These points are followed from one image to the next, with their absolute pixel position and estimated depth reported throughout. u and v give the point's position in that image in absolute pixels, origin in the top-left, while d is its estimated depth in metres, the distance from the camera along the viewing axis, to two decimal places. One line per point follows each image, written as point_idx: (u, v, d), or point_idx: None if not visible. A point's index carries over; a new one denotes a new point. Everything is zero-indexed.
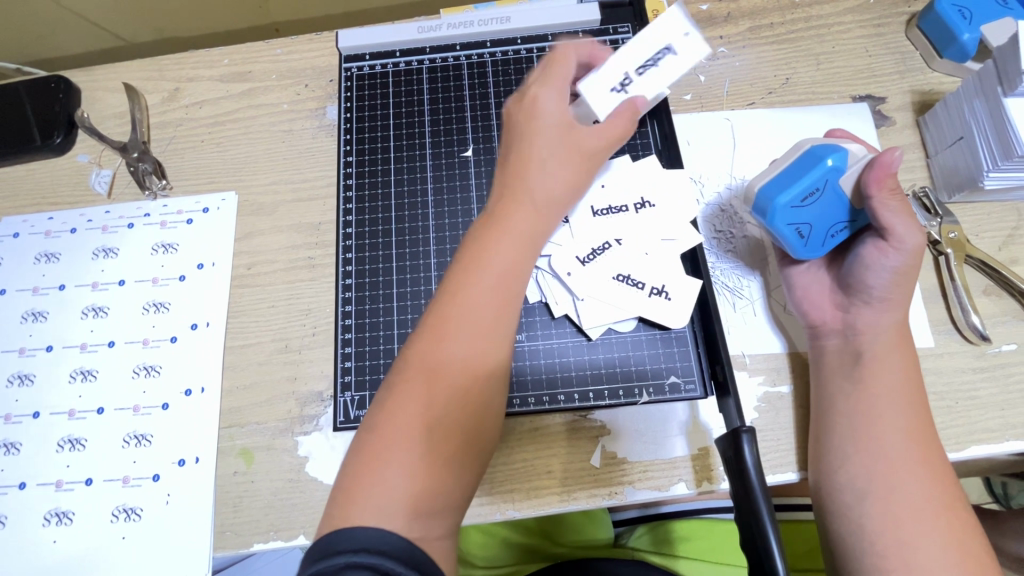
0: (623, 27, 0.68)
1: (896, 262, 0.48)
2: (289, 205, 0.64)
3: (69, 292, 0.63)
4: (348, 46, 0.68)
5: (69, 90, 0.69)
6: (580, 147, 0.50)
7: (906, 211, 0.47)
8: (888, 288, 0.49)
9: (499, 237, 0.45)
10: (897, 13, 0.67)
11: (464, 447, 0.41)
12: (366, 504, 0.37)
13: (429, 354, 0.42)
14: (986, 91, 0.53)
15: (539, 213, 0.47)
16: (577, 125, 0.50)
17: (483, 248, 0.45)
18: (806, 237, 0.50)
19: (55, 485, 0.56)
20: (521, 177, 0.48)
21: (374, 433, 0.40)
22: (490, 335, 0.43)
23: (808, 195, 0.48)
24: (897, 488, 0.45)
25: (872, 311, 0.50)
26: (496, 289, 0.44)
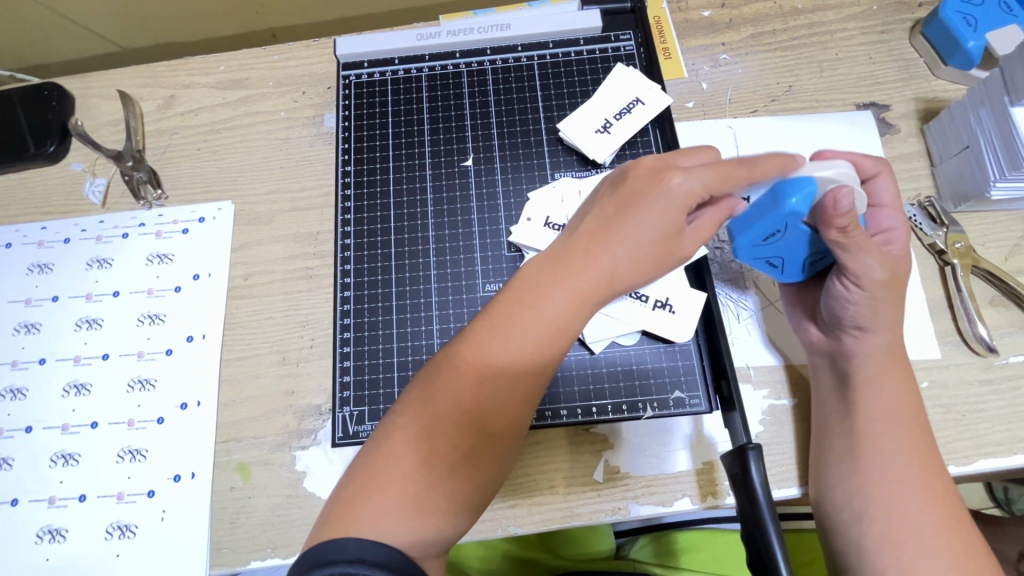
0: (625, 35, 0.67)
1: (861, 297, 0.46)
2: (286, 214, 0.63)
3: (62, 304, 0.62)
4: (347, 54, 0.67)
5: (63, 97, 0.68)
6: (670, 250, 0.42)
7: (868, 246, 0.44)
8: (859, 319, 0.47)
9: (554, 287, 0.41)
10: (900, 20, 0.67)
11: (471, 471, 0.40)
12: (367, 506, 0.38)
13: (456, 372, 0.40)
14: (992, 100, 0.53)
15: (607, 286, 0.41)
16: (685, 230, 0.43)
17: (541, 291, 0.41)
18: (779, 265, 0.50)
19: (47, 502, 0.55)
20: (606, 241, 0.42)
21: (387, 434, 0.40)
22: (526, 377, 0.41)
23: (771, 235, 0.46)
24: (899, 508, 0.44)
25: (851, 338, 0.48)
26: (541, 338, 0.41)
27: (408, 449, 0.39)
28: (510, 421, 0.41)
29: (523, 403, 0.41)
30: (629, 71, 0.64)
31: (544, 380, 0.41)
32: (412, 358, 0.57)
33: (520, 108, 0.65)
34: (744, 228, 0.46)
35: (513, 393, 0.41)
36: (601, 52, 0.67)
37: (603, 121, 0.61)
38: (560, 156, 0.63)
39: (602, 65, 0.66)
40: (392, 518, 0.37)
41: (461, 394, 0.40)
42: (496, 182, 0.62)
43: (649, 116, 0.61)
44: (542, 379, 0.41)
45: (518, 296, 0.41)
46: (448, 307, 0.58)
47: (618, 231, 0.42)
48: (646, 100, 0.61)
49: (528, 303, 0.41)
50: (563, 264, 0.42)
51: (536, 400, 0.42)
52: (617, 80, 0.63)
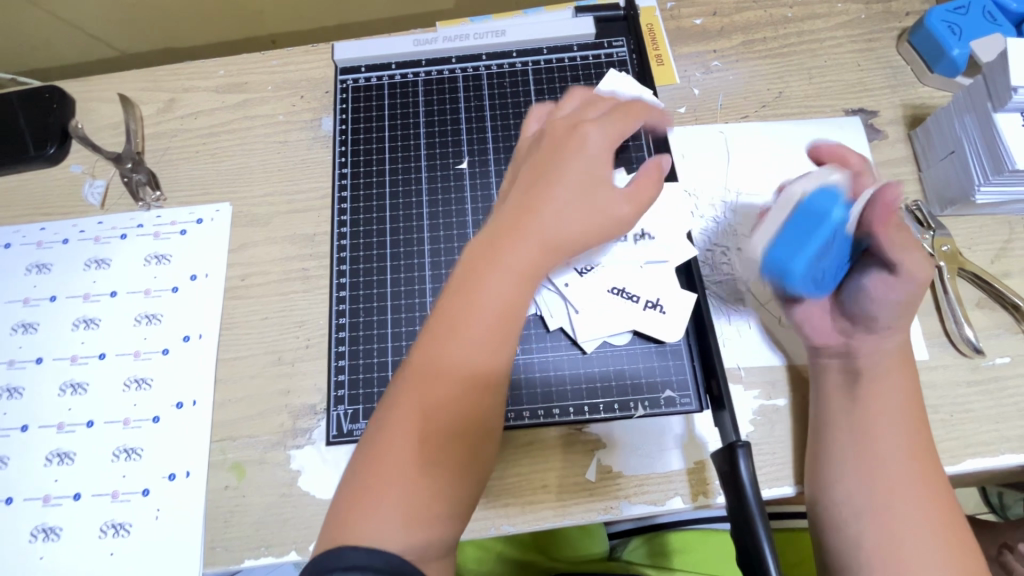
0: (618, 41, 0.68)
1: (898, 293, 0.48)
2: (283, 216, 0.64)
3: (60, 303, 0.62)
4: (345, 59, 0.68)
5: (65, 102, 0.69)
6: (597, 203, 0.46)
7: (909, 243, 0.48)
8: (893, 317, 0.49)
9: (498, 266, 0.42)
10: (888, 29, 0.68)
11: (459, 472, 0.40)
12: (368, 509, 0.38)
13: (425, 366, 0.41)
14: (976, 106, 0.54)
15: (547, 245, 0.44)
16: (604, 181, 0.47)
17: (487, 275, 0.42)
18: (818, 283, 0.50)
19: (42, 500, 0.55)
20: (537, 208, 0.45)
21: (378, 436, 0.40)
22: (491, 371, 0.41)
23: (823, 250, 0.48)
24: (898, 506, 0.44)
25: (875, 336, 0.50)
26: (495, 320, 0.42)
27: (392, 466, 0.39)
28: (485, 415, 0.42)
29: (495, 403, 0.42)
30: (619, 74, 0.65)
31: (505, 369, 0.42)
32: (407, 358, 0.58)
33: (514, 112, 0.66)
34: (791, 251, 0.48)
35: (482, 384, 0.41)
36: (595, 58, 0.68)
37: None
38: None
39: (595, 71, 0.67)
40: (390, 525, 0.37)
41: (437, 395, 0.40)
42: (491, 185, 0.63)
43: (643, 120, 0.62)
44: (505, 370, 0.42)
45: (469, 274, 0.43)
46: None
47: (549, 182, 0.46)
48: None
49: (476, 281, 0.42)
50: (506, 239, 0.44)
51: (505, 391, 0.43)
52: (610, 85, 0.64)
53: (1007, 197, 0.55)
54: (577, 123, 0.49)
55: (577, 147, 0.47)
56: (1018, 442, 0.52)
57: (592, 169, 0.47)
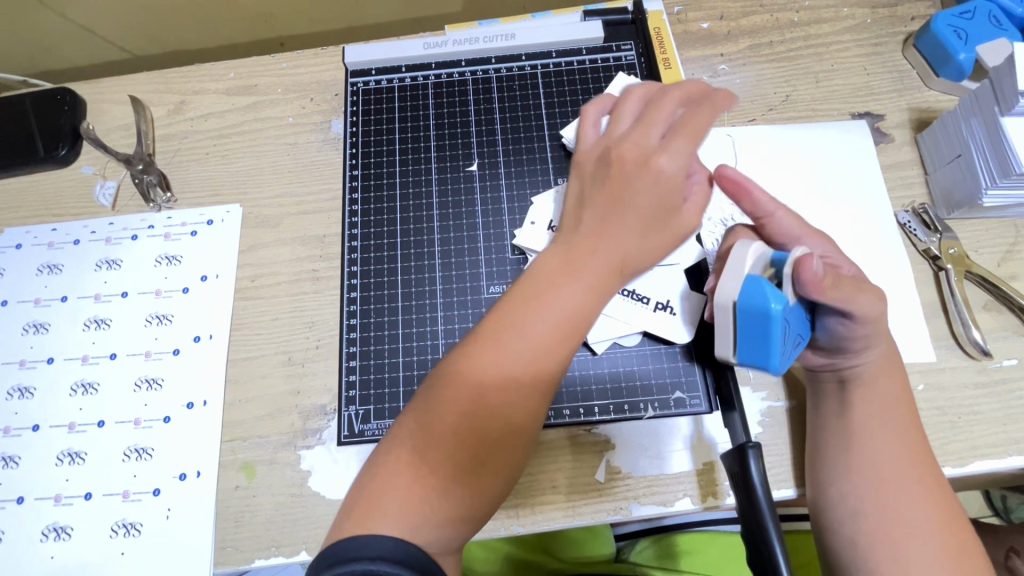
0: (626, 45, 0.69)
1: (866, 326, 0.46)
2: (293, 218, 0.65)
3: (71, 304, 0.62)
4: (355, 62, 0.69)
5: (75, 104, 0.69)
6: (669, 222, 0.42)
7: (858, 289, 0.44)
8: (868, 340, 0.47)
9: (561, 280, 0.40)
10: (894, 33, 0.69)
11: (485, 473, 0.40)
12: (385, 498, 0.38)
13: (468, 382, 0.39)
14: (983, 110, 0.54)
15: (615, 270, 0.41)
16: (676, 198, 0.42)
17: (548, 289, 0.40)
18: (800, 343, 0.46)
19: (53, 499, 0.55)
20: (605, 225, 0.41)
21: (406, 436, 0.40)
22: (537, 394, 0.40)
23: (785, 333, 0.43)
24: (891, 507, 0.45)
25: (856, 355, 0.48)
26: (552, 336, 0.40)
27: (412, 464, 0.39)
28: (526, 429, 0.40)
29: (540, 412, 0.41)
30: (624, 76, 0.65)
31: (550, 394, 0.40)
32: (417, 359, 0.58)
33: (524, 115, 0.66)
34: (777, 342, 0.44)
35: (529, 398, 0.40)
36: (603, 61, 0.68)
37: None
38: (563, 163, 0.64)
39: (604, 74, 0.68)
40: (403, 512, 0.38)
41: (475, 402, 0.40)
42: (500, 188, 0.64)
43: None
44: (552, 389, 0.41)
45: (528, 292, 0.41)
46: (453, 309, 0.59)
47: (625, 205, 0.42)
48: None
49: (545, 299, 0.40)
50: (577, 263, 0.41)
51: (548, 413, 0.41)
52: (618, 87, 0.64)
53: (1013, 200, 0.56)
54: (651, 128, 0.44)
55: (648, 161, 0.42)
56: None
57: (665, 182, 0.41)
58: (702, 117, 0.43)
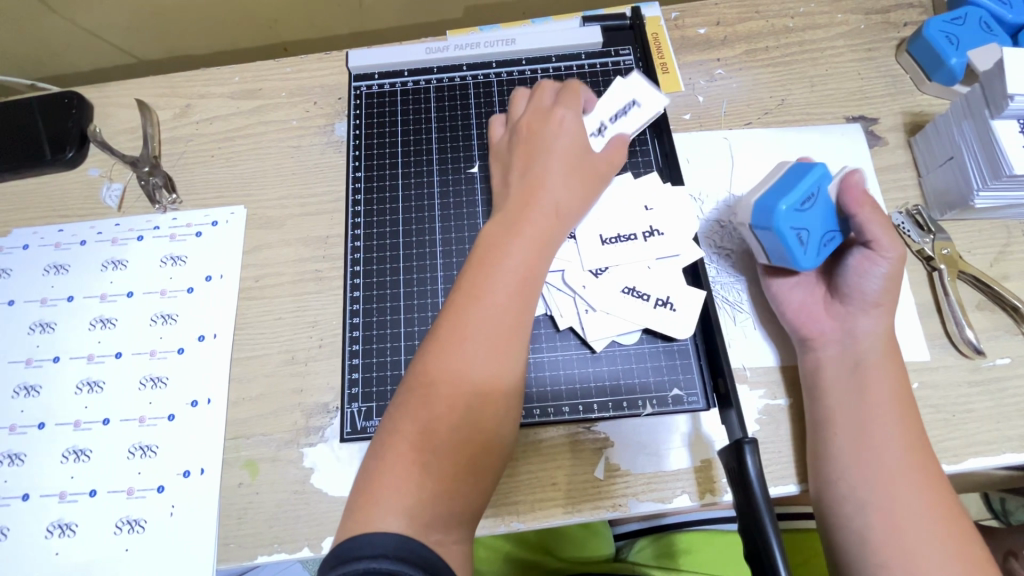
0: (624, 50, 0.70)
1: (885, 269, 0.50)
2: (296, 219, 0.66)
3: (77, 303, 0.63)
4: (358, 66, 0.70)
5: (83, 106, 0.70)
6: (584, 169, 0.56)
7: (888, 224, 0.50)
8: (881, 296, 0.51)
9: (511, 245, 0.49)
10: (887, 38, 0.70)
11: (476, 423, 0.43)
12: (383, 490, 0.40)
13: (441, 365, 0.44)
14: (974, 114, 0.55)
15: (550, 220, 0.52)
16: (582, 150, 0.56)
17: (499, 255, 0.49)
18: (803, 244, 0.50)
19: (58, 496, 0.56)
20: (538, 187, 0.53)
21: (393, 423, 0.44)
22: (505, 361, 0.45)
23: (806, 198, 0.50)
24: (896, 499, 0.45)
25: (867, 318, 0.51)
26: (507, 287, 0.47)
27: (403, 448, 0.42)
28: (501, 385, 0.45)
29: (512, 351, 0.46)
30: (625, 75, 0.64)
31: (517, 364, 0.46)
32: None
33: None
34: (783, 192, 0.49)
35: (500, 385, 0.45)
36: (602, 66, 0.69)
37: (600, 125, 0.61)
38: None
39: (602, 78, 0.68)
40: (403, 496, 0.40)
41: (451, 363, 0.44)
42: None
43: (650, 124, 0.64)
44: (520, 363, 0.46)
45: (481, 267, 0.48)
46: None
47: (544, 166, 0.54)
48: (642, 103, 0.62)
49: (496, 257, 0.49)
50: (516, 222, 0.51)
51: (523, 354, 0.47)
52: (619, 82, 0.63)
53: (1005, 202, 0.57)
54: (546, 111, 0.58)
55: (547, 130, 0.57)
56: (1020, 441, 0.53)
57: (566, 142, 0.56)
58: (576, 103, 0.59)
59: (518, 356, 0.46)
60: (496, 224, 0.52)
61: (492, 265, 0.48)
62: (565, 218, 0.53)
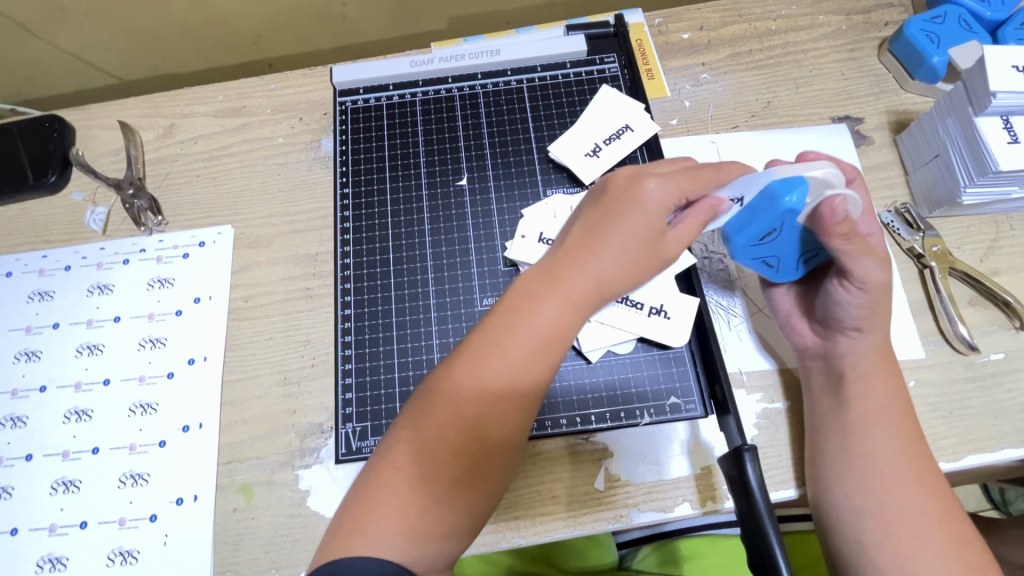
0: (609, 57, 0.70)
1: (862, 299, 0.48)
2: (285, 237, 0.65)
3: (63, 330, 0.62)
4: (343, 81, 0.69)
5: (63, 129, 0.70)
6: (654, 246, 0.47)
7: (865, 251, 0.46)
8: (860, 320, 0.49)
9: (542, 306, 0.44)
10: (869, 38, 0.70)
11: (477, 472, 0.42)
12: (375, 522, 0.39)
13: (445, 414, 0.42)
14: (957, 111, 0.56)
15: (595, 294, 0.45)
16: (663, 232, 0.47)
17: (526, 313, 0.43)
18: (772, 263, 0.51)
19: (48, 529, 0.55)
20: (593, 250, 0.45)
21: (387, 453, 0.42)
22: (509, 426, 0.42)
23: (767, 235, 0.47)
24: (894, 505, 0.45)
25: (848, 339, 0.50)
26: (527, 348, 0.43)
27: (397, 483, 0.40)
28: (500, 446, 0.42)
29: (524, 412, 0.43)
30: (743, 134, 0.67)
31: (521, 429, 0.43)
32: (413, 373, 0.58)
33: (512, 129, 0.67)
34: (743, 228, 0.47)
35: (501, 448, 0.42)
36: (587, 74, 0.69)
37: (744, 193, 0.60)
38: (552, 174, 0.64)
39: (588, 86, 0.68)
40: (394, 536, 0.39)
41: (455, 415, 0.42)
42: (491, 201, 0.64)
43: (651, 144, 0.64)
44: (521, 427, 0.43)
45: (505, 322, 0.43)
46: (447, 322, 0.59)
47: (604, 226, 0.46)
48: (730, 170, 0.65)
49: (523, 315, 0.43)
50: (553, 278, 0.44)
51: (532, 417, 0.44)
52: (620, 106, 0.65)
53: (991, 198, 0.57)
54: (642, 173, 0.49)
55: (638, 195, 0.47)
56: (1017, 436, 0.53)
57: (652, 217, 0.47)
58: (701, 182, 0.48)
59: (523, 424, 0.43)
60: (530, 272, 0.46)
61: (518, 325, 0.43)
62: (607, 288, 0.46)
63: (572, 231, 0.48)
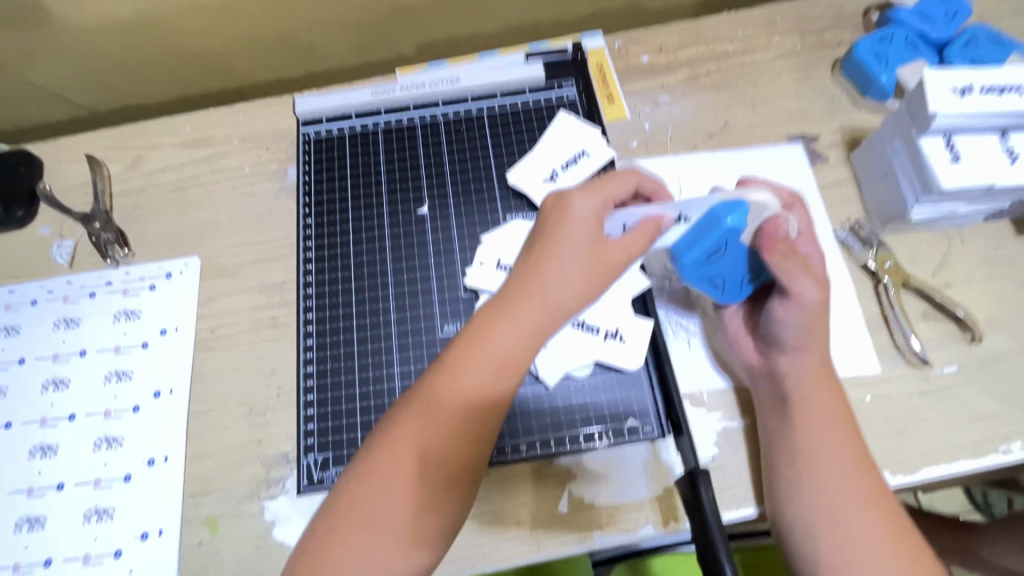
0: (567, 83, 0.71)
1: (799, 318, 0.50)
2: (250, 266, 0.65)
3: (29, 365, 0.62)
4: (305, 111, 0.70)
5: (32, 165, 0.71)
6: (601, 257, 0.46)
7: (800, 270, 0.49)
8: (798, 338, 0.51)
9: (498, 330, 0.44)
10: (823, 57, 0.72)
11: (452, 493, 0.44)
12: (349, 546, 0.41)
13: (416, 442, 0.43)
14: (903, 131, 0.57)
15: (546, 311, 0.45)
16: (600, 243, 0.46)
17: (483, 338, 0.44)
18: (718, 284, 0.54)
19: (12, 568, 0.55)
20: (538, 270, 0.45)
21: (357, 483, 0.43)
22: (475, 446, 0.44)
23: (713, 253, 0.50)
24: (845, 519, 0.46)
25: (788, 358, 0.51)
26: (486, 373, 0.44)
27: (371, 511, 0.42)
28: (468, 467, 0.44)
29: (492, 432, 0.45)
30: (693, 158, 0.67)
31: (485, 449, 0.45)
32: (375, 402, 0.58)
33: (472, 155, 0.68)
34: (691, 245, 0.50)
35: (469, 466, 0.44)
36: (546, 100, 0.70)
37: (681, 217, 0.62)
38: (511, 200, 0.65)
39: (547, 112, 0.70)
40: (372, 559, 0.41)
41: (424, 441, 0.43)
42: (452, 227, 0.65)
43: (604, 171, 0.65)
44: (486, 446, 0.45)
45: (463, 351, 0.45)
46: (409, 350, 0.60)
47: (547, 252, 0.46)
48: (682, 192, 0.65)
49: (478, 341, 0.44)
50: (507, 304, 0.45)
51: (493, 436, 0.45)
52: (574, 130, 0.66)
53: (939, 214, 0.59)
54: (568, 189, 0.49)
55: (566, 211, 0.47)
56: (971, 448, 0.54)
57: (586, 230, 0.46)
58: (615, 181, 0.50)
59: (487, 445, 0.45)
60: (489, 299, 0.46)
61: (477, 350, 0.44)
62: (560, 311, 0.45)
63: (522, 253, 0.48)
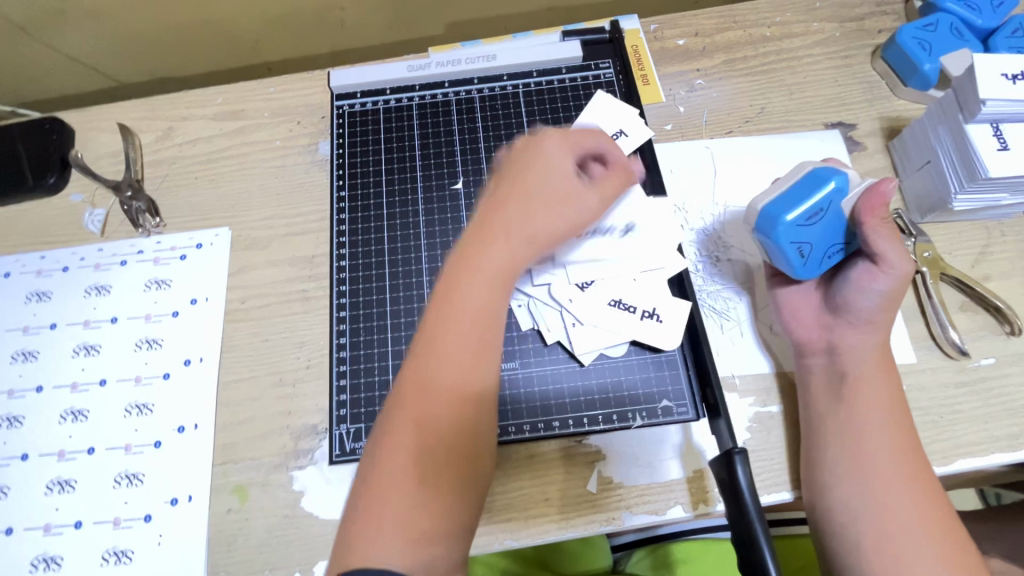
0: (604, 63, 0.70)
1: (883, 286, 0.50)
2: (281, 239, 0.65)
3: (61, 330, 0.63)
4: (340, 86, 0.70)
5: (63, 131, 0.71)
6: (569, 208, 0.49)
7: (895, 236, 0.50)
8: (874, 312, 0.51)
9: (475, 276, 0.45)
10: (862, 45, 0.71)
11: (466, 463, 0.42)
12: (372, 526, 0.39)
13: (418, 405, 0.42)
14: (949, 118, 0.56)
15: (518, 258, 0.46)
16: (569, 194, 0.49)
17: (463, 286, 0.45)
18: (803, 255, 0.51)
19: (43, 529, 0.55)
20: (508, 220, 0.47)
21: (377, 458, 0.42)
22: (474, 399, 0.43)
23: (814, 214, 0.50)
24: (893, 505, 0.45)
25: (856, 333, 0.51)
26: (474, 323, 0.44)
27: (389, 486, 0.40)
28: (474, 428, 0.43)
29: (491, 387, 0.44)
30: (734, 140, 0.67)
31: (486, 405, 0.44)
32: None
33: (507, 133, 0.67)
34: (789, 202, 0.50)
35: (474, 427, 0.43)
36: (582, 79, 0.70)
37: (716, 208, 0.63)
38: None
39: (583, 92, 0.69)
40: (392, 539, 0.39)
41: (427, 404, 0.42)
42: None
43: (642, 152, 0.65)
44: (486, 401, 0.44)
45: (446, 300, 0.45)
46: None
47: (517, 203, 0.48)
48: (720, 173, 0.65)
49: (457, 288, 0.45)
50: (478, 249, 0.46)
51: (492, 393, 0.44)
52: (611, 110, 0.66)
53: (982, 204, 0.58)
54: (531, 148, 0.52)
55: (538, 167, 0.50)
56: (1008, 440, 0.54)
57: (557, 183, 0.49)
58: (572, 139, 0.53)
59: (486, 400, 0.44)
60: (461, 249, 0.47)
61: (460, 298, 0.44)
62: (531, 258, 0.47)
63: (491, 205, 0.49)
